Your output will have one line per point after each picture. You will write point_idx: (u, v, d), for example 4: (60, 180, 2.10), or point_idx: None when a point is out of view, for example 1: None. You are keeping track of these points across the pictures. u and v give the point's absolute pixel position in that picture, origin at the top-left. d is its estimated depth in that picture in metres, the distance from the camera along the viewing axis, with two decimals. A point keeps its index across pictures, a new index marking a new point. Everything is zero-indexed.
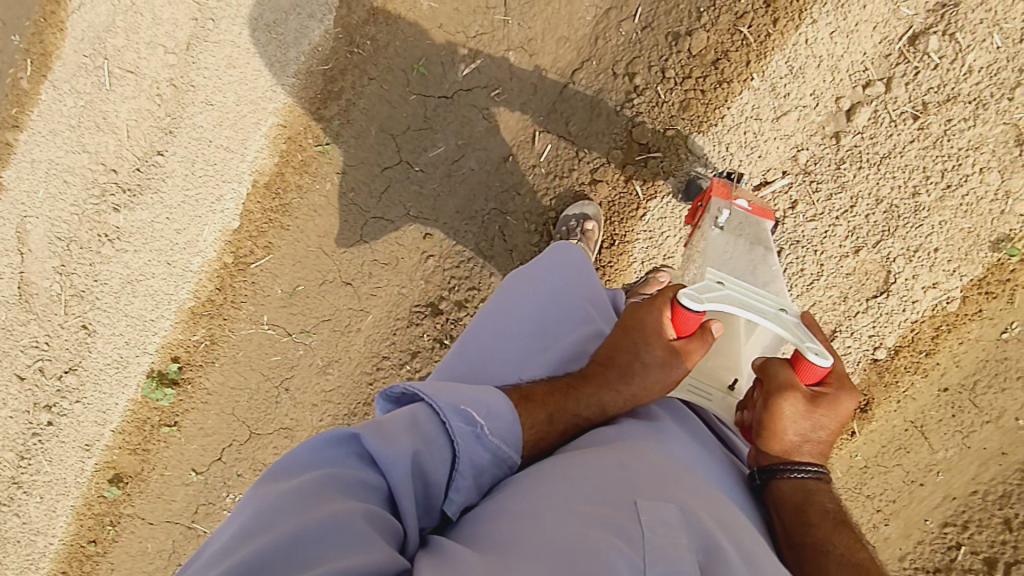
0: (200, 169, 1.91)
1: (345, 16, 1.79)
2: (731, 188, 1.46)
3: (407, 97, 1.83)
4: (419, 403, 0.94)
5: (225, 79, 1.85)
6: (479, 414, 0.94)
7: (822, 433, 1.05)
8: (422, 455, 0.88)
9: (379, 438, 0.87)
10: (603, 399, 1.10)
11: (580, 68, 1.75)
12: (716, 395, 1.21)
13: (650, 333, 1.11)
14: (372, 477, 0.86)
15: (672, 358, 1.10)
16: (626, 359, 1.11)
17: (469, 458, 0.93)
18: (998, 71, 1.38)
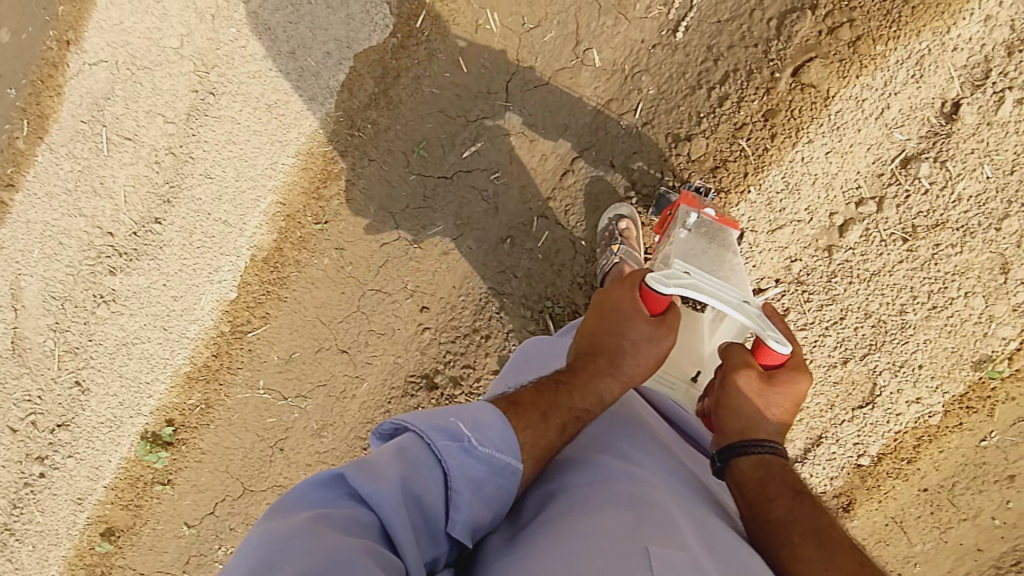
0: (198, 240, 1.91)
1: (346, 100, 1.78)
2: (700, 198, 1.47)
3: (407, 177, 1.82)
4: (407, 434, 0.96)
5: (225, 154, 1.85)
6: (461, 427, 0.97)
7: (777, 411, 1.13)
8: (411, 480, 0.90)
9: (367, 475, 0.88)
10: (599, 386, 1.19)
11: (579, 157, 1.75)
12: (679, 385, 1.38)
13: (629, 316, 1.20)
14: (367, 513, 0.86)
15: (659, 332, 1.20)
16: (614, 341, 1.22)
17: (461, 480, 0.94)
18: (987, 200, 1.42)
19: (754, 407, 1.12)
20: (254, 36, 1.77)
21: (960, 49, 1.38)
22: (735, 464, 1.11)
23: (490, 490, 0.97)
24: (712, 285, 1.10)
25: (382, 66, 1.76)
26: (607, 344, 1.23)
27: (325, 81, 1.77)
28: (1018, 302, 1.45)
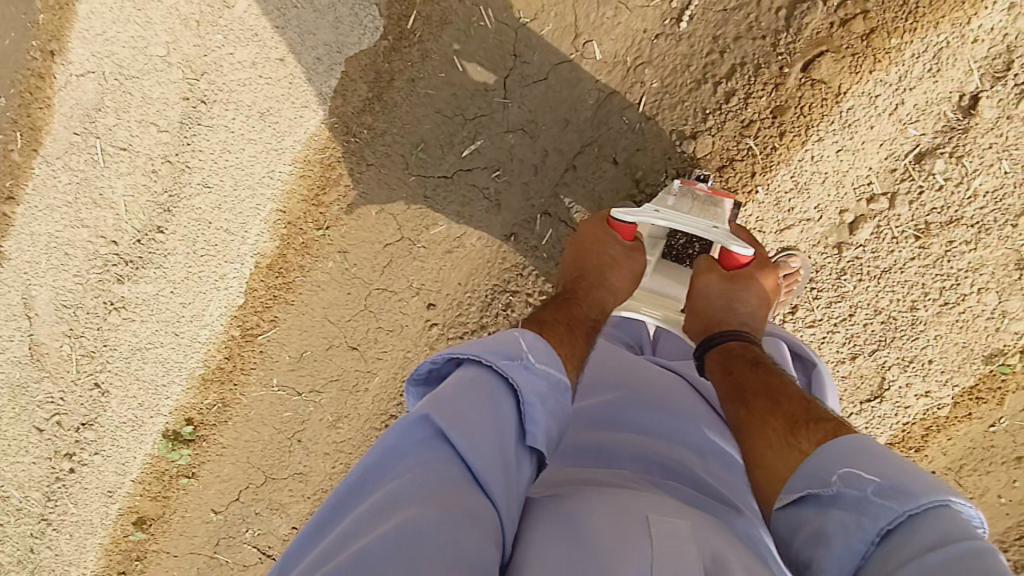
0: (201, 248, 1.91)
1: (340, 106, 1.73)
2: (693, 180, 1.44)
3: (407, 178, 1.79)
4: (469, 365, 0.95)
5: (221, 163, 1.81)
6: (523, 351, 0.97)
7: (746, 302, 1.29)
8: (485, 417, 0.89)
9: (448, 414, 0.87)
10: (595, 297, 1.34)
11: (580, 152, 1.70)
12: (666, 310, 1.47)
13: (603, 238, 1.39)
14: (449, 454, 0.86)
15: (631, 247, 1.38)
16: (596, 262, 1.38)
17: (530, 390, 0.94)
18: (1003, 196, 1.38)
19: (721, 301, 1.29)
20: (242, 41, 1.71)
21: (980, 41, 1.31)
22: (707, 356, 1.24)
23: (555, 403, 0.97)
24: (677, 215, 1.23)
25: (375, 68, 1.71)
26: (590, 266, 1.38)
27: (317, 86, 1.72)
28: None
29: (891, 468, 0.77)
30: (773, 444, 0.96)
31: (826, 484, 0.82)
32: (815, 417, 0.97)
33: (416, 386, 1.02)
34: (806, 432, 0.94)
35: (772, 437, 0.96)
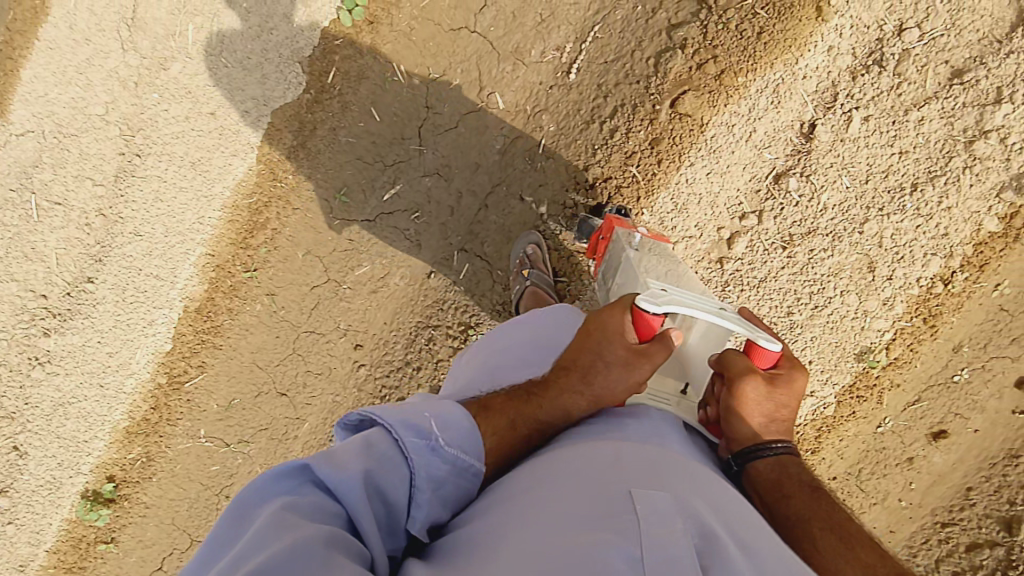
0: (131, 296, 1.97)
1: (267, 153, 1.84)
2: (627, 223, 1.58)
3: (332, 222, 1.92)
4: (374, 428, 0.98)
5: (155, 212, 1.91)
6: (432, 426, 0.99)
7: (783, 412, 1.20)
8: (376, 475, 0.91)
9: (331, 466, 0.89)
10: (568, 402, 1.18)
11: (491, 192, 1.88)
12: (673, 399, 1.29)
13: (610, 337, 1.20)
14: (332, 503, 0.88)
15: (634, 359, 1.18)
16: (590, 361, 1.20)
17: (424, 471, 0.96)
18: (849, 207, 1.58)
19: (763, 413, 1.18)
20: (176, 98, 1.84)
21: (809, 76, 1.56)
22: (752, 467, 1.15)
23: (451, 490, 1.00)
24: (692, 298, 1.18)
25: (299, 118, 1.82)
26: (585, 360, 1.20)
27: (245, 137, 1.83)
28: (886, 298, 1.60)
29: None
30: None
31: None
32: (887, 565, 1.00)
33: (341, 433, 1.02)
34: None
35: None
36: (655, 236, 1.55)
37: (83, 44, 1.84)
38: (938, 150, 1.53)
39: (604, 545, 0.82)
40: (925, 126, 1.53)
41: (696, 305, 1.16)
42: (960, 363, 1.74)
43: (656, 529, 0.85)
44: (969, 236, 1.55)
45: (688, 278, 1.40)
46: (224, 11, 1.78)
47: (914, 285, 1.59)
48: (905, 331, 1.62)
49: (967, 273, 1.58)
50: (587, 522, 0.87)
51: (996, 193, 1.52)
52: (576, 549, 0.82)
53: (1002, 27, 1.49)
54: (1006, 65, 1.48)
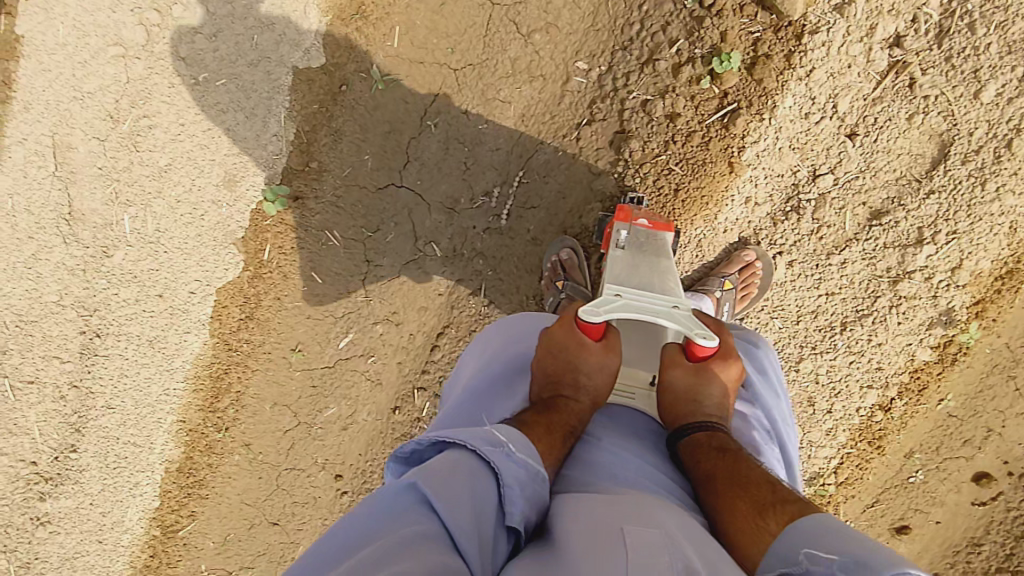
0: (113, 461, 2.04)
1: (219, 326, 1.89)
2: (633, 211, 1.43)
3: (293, 373, 1.96)
4: (455, 445, 0.91)
5: (123, 385, 1.98)
6: (503, 436, 0.93)
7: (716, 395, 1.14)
8: (471, 489, 0.84)
9: (433, 485, 0.82)
10: (574, 407, 1.11)
11: (443, 332, 1.91)
12: (639, 392, 1.23)
13: (576, 347, 1.13)
14: (434, 522, 0.80)
15: (606, 353, 1.15)
16: (572, 378, 1.13)
17: (511, 475, 0.88)
18: (784, 346, 1.60)
19: (690, 394, 1.12)
20: (124, 282, 1.89)
21: (730, 229, 1.57)
22: (679, 444, 1.10)
23: (535, 494, 0.91)
24: (642, 301, 1.13)
25: (243, 294, 1.86)
26: (568, 379, 1.13)
27: (195, 314, 1.88)
28: (828, 429, 1.63)
29: (859, 550, 0.77)
30: (744, 528, 0.91)
31: (796, 563, 0.81)
32: (780, 497, 0.94)
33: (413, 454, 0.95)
34: (775, 515, 0.91)
35: (743, 519, 0.92)
36: (651, 225, 1.36)
37: (27, 240, 1.87)
38: (864, 290, 1.53)
39: None
40: (848, 268, 1.53)
41: (643, 310, 1.11)
42: (913, 466, 1.74)
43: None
44: (904, 366, 1.57)
45: (669, 271, 1.22)
46: (155, 200, 1.80)
47: (854, 415, 1.61)
48: (851, 456, 1.65)
49: (906, 398, 1.59)
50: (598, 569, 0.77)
51: (926, 327, 1.53)
52: None
53: (921, 164, 1.46)
54: (927, 206, 1.46)
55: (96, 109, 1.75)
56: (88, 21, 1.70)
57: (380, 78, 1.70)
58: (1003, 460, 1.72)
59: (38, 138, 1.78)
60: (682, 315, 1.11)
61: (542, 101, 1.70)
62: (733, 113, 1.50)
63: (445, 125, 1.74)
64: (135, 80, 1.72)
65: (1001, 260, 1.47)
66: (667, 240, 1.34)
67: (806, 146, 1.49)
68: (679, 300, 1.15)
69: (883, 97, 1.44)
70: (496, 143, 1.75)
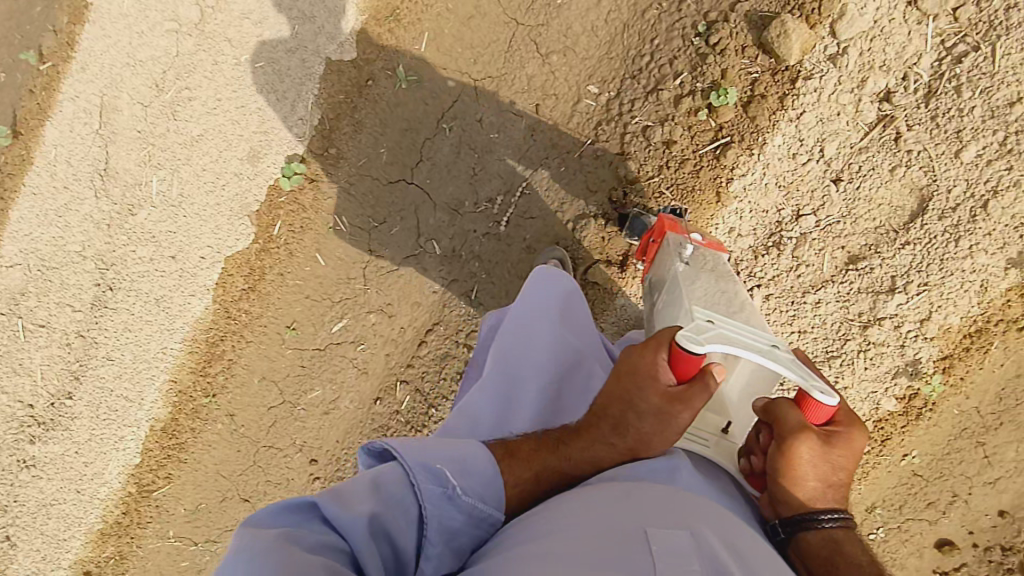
0: (103, 412, 2.11)
1: (223, 293, 1.99)
2: (679, 225, 1.46)
3: (285, 351, 2.04)
4: (393, 465, 1.01)
5: (125, 339, 2.07)
6: (450, 472, 1.01)
7: (841, 475, 1.09)
8: (385, 517, 0.94)
9: (343, 505, 0.92)
10: (596, 452, 1.14)
11: (431, 329, 1.98)
12: (712, 439, 1.19)
13: (645, 382, 1.10)
14: (341, 541, 0.90)
15: (669, 405, 1.07)
16: (621, 411, 1.13)
17: (438, 517, 0.98)
18: None
19: (819, 473, 1.07)
20: (143, 241, 2.00)
21: None
22: (804, 537, 1.06)
23: (463, 541, 1.02)
24: (740, 335, 1.03)
25: (249, 265, 1.96)
26: (616, 407, 1.14)
27: (202, 279, 1.98)
28: None
29: None
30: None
31: None
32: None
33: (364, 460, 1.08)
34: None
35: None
36: (706, 243, 1.40)
37: (62, 190, 2.01)
38: (835, 331, 1.58)
39: None
40: (822, 309, 1.58)
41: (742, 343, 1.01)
42: (874, 522, 1.69)
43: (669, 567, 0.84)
44: (868, 414, 1.61)
45: (747, 302, 1.29)
46: (183, 167, 1.94)
47: None
48: None
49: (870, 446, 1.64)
50: (595, 560, 0.85)
51: (892, 374, 1.57)
52: None
53: (900, 216, 1.52)
54: (901, 255, 1.52)
55: (145, 78, 1.91)
56: None
57: (403, 76, 1.82)
58: (968, 529, 1.67)
59: (90, 97, 1.95)
60: (785, 358, 1.02)
61: (553, 120, 1.81)
62: (725, 146, 1.59)
63: (459, 130, 1.85)
64: (184, 55, 1.88)
65: (970, 318, 1.52)
66: (722, 259, 1.40)
67: (791, 186, 1.57)
68: (778, 342, 1.05)
69: (869, 147, 1.52)
70: (504, 153, 1.85)
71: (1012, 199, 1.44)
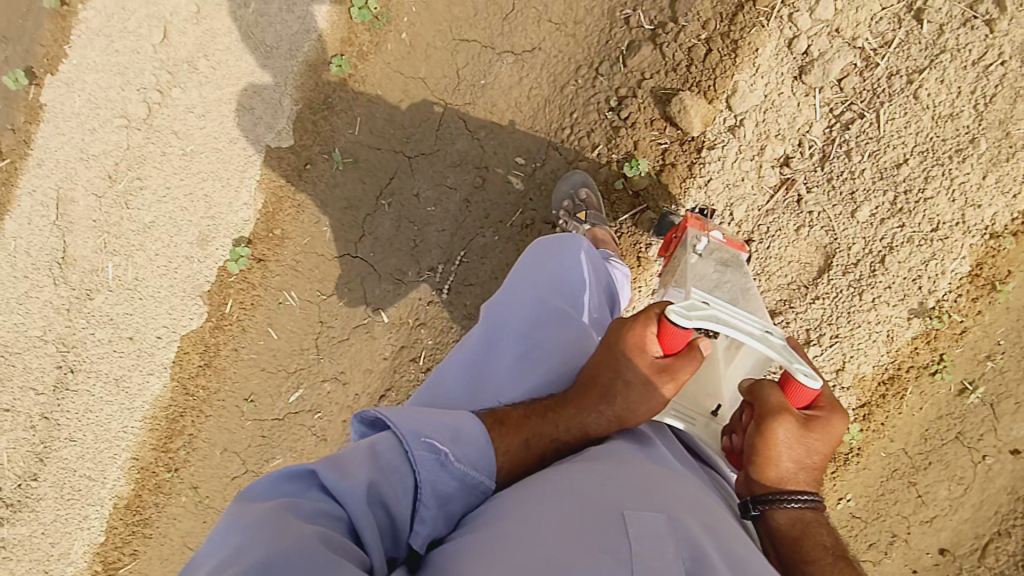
0: (68, 493, 2.14)
1: (179, 372, 2.04)
2: (706, 223, 1.40)
3: (244, 422, 2.08)
4: (384, 433, 0.96)
5: (87, 420, 2.12)
6: (443, 439, 0.97)
7: (816, 460, 1.04)
8: (380, 486, 0.90)
9: (336, 474, 0.89)
10: (586, 421, 1.11)
11: (384, 396, 2.02)
12: (698, 419, 1.18)
13: (633, 354, 1.08)
14: (336, 510, 0.87)
15: (657, 378, 1.06)
16: (610, 377, 1.11)
17: (432, 484, 0.94)
18: None
19: (794, 454, 1.03)
20: (101, 324, 2.07)
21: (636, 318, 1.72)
22: (771, 514, 1.02)
23: (460, 507, 0.98)
24: (734, 318, 1.02)
25: (204, 343, 2.02)
26: (605, 375, 1.11)
27: (159, 358, 2.03)
28: None
29: None
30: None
31: None
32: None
33: (358, 427, 1.02)
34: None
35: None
36: (726, 240, 1.33)
37: (22, 280, 2.09)
38: None
39: (594, 563, 0.80)
40: None
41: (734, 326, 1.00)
42: None
43: (653, 551, 0.83)
44: None
45: (749, 293, 1.23)
46: (136, 252, 2.01)
47: None
48: None
49: None
50: (579, 539, 0.84)
51: None
52: (568, 563, 0.80)
53: (809, 271, 1.58)
54: (812, 310, 1.58)
55: (98, 170, 2.01)
56: (100, 97, 1.95)
57: (340, 160, 1.89)
58: (913, 568, 1.67)
59: (47, 191, 2.03)
60: (777, 344, 1.01)
61: (485, 191, 1.90)
62: (641, 213, 1.68)
63: (397, 205, 1.94)
64: (134, 148, 1.97)
65: (882, 367, 1.58)
66: (743, 257, 1.31)
67: None
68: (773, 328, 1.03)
69: (774, 210, 1.59)
70: (441, 226, 1.94)
71: (907, 253, 1.50)
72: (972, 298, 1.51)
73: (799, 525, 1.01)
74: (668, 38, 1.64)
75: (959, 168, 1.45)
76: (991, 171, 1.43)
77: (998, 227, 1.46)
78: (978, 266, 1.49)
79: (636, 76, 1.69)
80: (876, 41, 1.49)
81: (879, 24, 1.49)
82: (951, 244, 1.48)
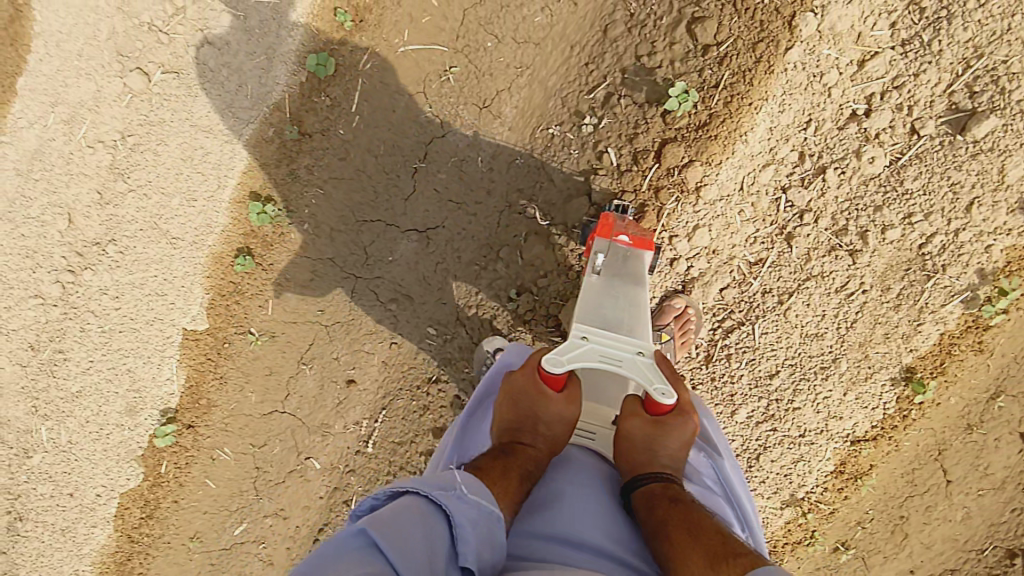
0: None
1: (122, 523, 2.10)
2: (616, 224, 1.46)
3: (192, 555, 2.11)
4: (409, 495, 0.97)
5: (39, 563, 2.14)
6: (456, 485, 1.00)
7: (669, 449, 1.19)
8: (419, 534, 0.88)
9: (384, 531, 0.86)
10: (530, 457, 1.20)
11: (322, 532, 2.05)
12: (600, 432, 1.36)
13: (535, 398, 1.21)
14: (384, 562, 0.83)
15: (566, 407, 1.22)
16: (530, 425, 1.22)
17: (462, 514, 0.94)
18: None
19: (641, 444, 1.19)
20: (42, 479, 2.10)
21: None
22: (633, 494, 1.16)
23: (493, 533, 0.96)
24: (605, 348, 1.21)
25: (144, 498, 2.08)
26: (527, 418, 1.22)
27: (101, 512, 2.09)
28: None
29: None
30: None
31: None
32: (733, 551, 0.98)
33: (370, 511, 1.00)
34: (724, 570, 0.93)
35: (696, 572, 0.95)
36: (632, 242, 1.42)
37: None
38: None
39: None
40: None
41: (605, 356, 1.20)
42: None
43: None
44: None
45: (640, 307, 1.30)
46: (69, 418, 2.05)
47: None
48: None
49: None
50: None
51: None
52: None
53: None
54: None
55: (22, 341, 1.99)
56: (12, 278, 1.93)
57: (256, 337, 1.94)
58: None
59: None
60: (643, 364, 1.20)
61: (401, 356, 1.93)
62: None
63: (319, 367, 1.97)
64: (54, 322, 1.97)
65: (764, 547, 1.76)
66: (646, 259, 1.40)
67: None
68: (644, 345, 1.22)
69: None
70: (365, 384, 1.97)
71: (778, 453, 1.69)
72: (836, 489, 1.70)
73: (650, 499, 1.13)
74: (562, 240, 1.73)
75: (823, 384, 1.62)
76: (850, 388, 1.62)
77: (859, 434, 1.66)
78: (841, 464, 1.68)
79: (533, 270, 1.78)
80: (751, 259, 1.60)
81: (755, 245, 1.59)
82: (816, 448, 1.67)
